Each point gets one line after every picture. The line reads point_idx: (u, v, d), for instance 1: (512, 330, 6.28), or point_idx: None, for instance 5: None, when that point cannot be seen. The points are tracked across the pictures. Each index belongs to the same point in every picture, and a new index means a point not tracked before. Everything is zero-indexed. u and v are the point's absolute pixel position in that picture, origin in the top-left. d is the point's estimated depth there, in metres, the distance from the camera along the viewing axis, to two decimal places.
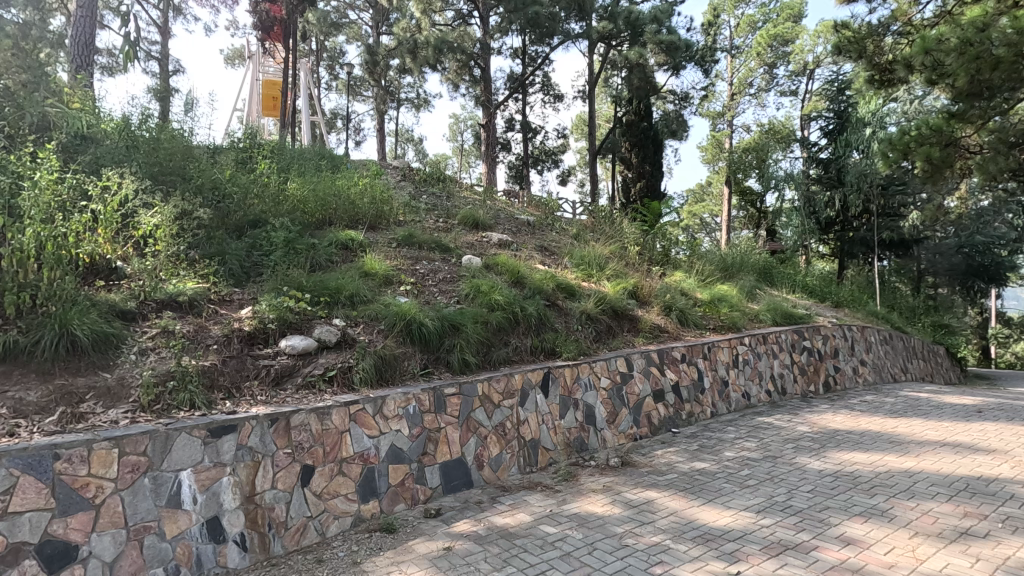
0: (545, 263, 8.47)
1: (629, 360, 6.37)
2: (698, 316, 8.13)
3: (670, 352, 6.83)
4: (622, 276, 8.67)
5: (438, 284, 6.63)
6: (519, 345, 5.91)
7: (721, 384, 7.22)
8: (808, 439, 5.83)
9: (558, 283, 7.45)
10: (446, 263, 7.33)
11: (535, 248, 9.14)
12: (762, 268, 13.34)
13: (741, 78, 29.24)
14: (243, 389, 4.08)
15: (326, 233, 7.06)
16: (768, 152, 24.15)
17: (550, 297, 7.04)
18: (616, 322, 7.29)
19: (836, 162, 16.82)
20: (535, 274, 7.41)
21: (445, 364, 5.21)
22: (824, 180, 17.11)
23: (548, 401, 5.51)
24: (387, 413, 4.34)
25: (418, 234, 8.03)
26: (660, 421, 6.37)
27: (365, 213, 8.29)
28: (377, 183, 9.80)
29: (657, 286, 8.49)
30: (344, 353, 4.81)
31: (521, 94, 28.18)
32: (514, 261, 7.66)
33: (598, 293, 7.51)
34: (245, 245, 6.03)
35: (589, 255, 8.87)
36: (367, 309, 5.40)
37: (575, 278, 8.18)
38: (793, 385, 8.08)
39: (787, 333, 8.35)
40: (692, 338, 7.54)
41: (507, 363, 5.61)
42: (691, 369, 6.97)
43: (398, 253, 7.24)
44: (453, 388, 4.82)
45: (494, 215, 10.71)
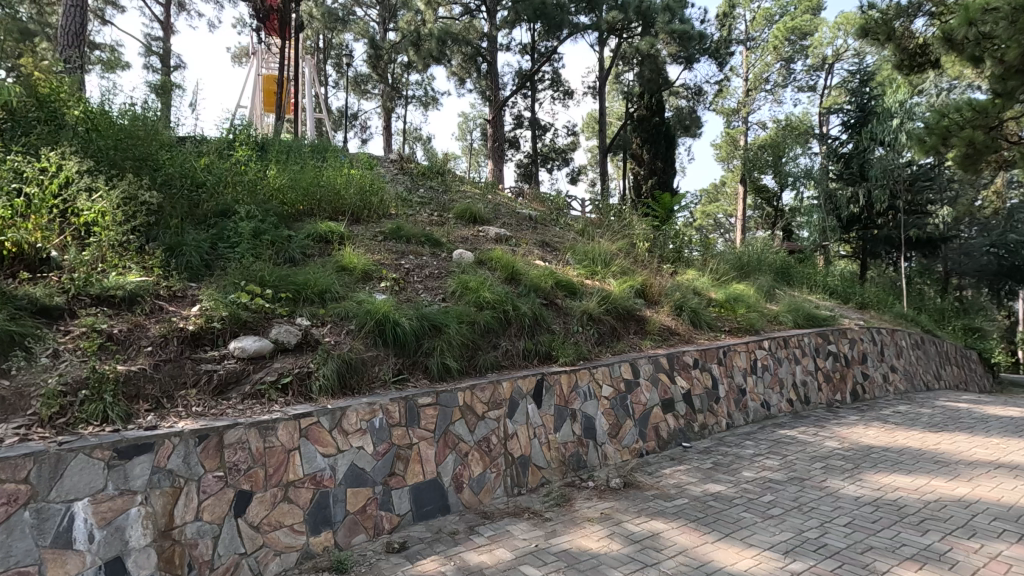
0: (545, 259, 7.83)
1: (635, 366, 5.69)
2: (711, 317, 7.44)
3: (681, 357, 6.14)
4: (629, 273, 7.99)
5: (423, 280, 6.02)
6: (510, 348, 5.27)
7: (738, 393, 6.51)
8: (839, 458, 5.11)
9: (557, 280, 6.80)
10: (434, 258, 6.71)
11: (535, 243, 8.49)
12: (781, 267, 12.54)
13: (757, 73, 28.34)
14: (175, 399, 3.49)
15: (303, 224, 6.46)
16: (785, 148, 23.27)
17: (548, 296, 6.39)
18: (621, 323, 6.62)
19: (859, 156, 15.97)
20: (533, 271, 6.77)
21: (423, 369, 4.58)
22: (845, 176, 16.27)
23: (541, 412, 4.86)
24: (347, 428, 3.73)
25: (407, 227, 7.42)
26: (670, 434, 5.69)
27: (352, 204, 7.71)
28: (368, 174, 9.22)
29: (667, 284, 7.81)
30: (304, 356, 4.20)
31: (530, 90, 27.55)
32: (510, 256, 7.03)
33: (601, 291, 6.84)
34: (208, 236, 5.44)
35: (594, 251, 8.22)
36: (337, 307, 4.79)
37: (577, 276, 7.51)
38: (817, 393, 7.35)
39: (810, 337, 7.62)
40: (705, 341, 6.84)
41: (495, 368, 4.97)
42: (704, 375, 6.27)
43: (383, 247, 6.64)
44: (429, 398, 4.19)
45: (493, 209, 10.09)
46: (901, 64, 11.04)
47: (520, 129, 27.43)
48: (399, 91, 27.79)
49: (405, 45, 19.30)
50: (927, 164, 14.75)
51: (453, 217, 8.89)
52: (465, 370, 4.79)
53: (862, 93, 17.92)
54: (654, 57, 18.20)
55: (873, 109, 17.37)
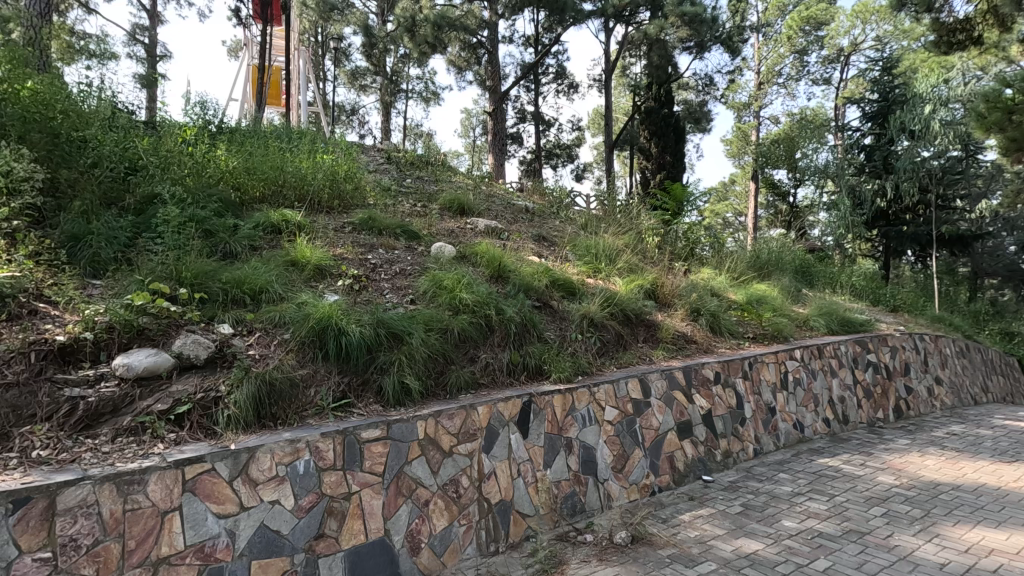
0: (541, 254, 6.82)
1: (644, 383, 4.70)
2: (732, 321, 6.43)
3: (700, 372, 5.13)
4: (637, 271, 6.98)
5: (391, 278, 5.04)
6: (492, 361, 4.29)
7: (766, 413, 5.49)
8: (901, 502, 4.10)
9: (553, 279, 5.81)
10: (409, 252, 5.74)
11: (531, 238, 7.49)
12: (803, 267, 11.46)
13: (770, 65, 27.22)
14: (11, 441, 2.53)
15: (252, 214, 5.51)
16: (801, 142, 22.11)
17: (540, 297, 5.41)
18: (628, 329, 5.62)
19: (883, 148, 14.91)
20: (525, 267, 5.78)
21: (376, 391, 3.60)
22: (868, 169, 15.19)
23: (527, 444, 3.87)
24: (256, 476, 2.76)
25: (381, 217, 6.45)
26: (687, 465, 4.68)
27: (320, 191, 6.73)
28: (347, 160, 8.25)
29: (681, 283, 6.78)
30: (215, 377, 3.22)
31: (532, 83, 26.52)
32: (499, 250, 6.04)
33: (605, 291, 5.85)
34: (126, 222, 4.49)
35: (597, 246, 7.22)
36: (271, 312, 3.82)
37: (577, 274, 6.52)
38: (857, 411, 6.31)
39: (847, 345, 6.59)
40: (727, 351, 5.82)
41: (470, 387, 3.99)
42: (728, 393, 5.26)
43: (350, 240, 5.68)
44: (376, 431, 3.21)
45: (486, 201, 9.09)
46: (938, 41, 10.00)
47: (523, 123, 26.41)
48: (397, 85, 26.86)
49: (399, 33, 18.32)
50: (959, 156, 13.65)
51: (440, 209, 7.91)
52: (431, 392, 3.82)
53: (883, 83, 16.83)
54: (662, 43, 17.15)
55: (897, 98, 16.28)
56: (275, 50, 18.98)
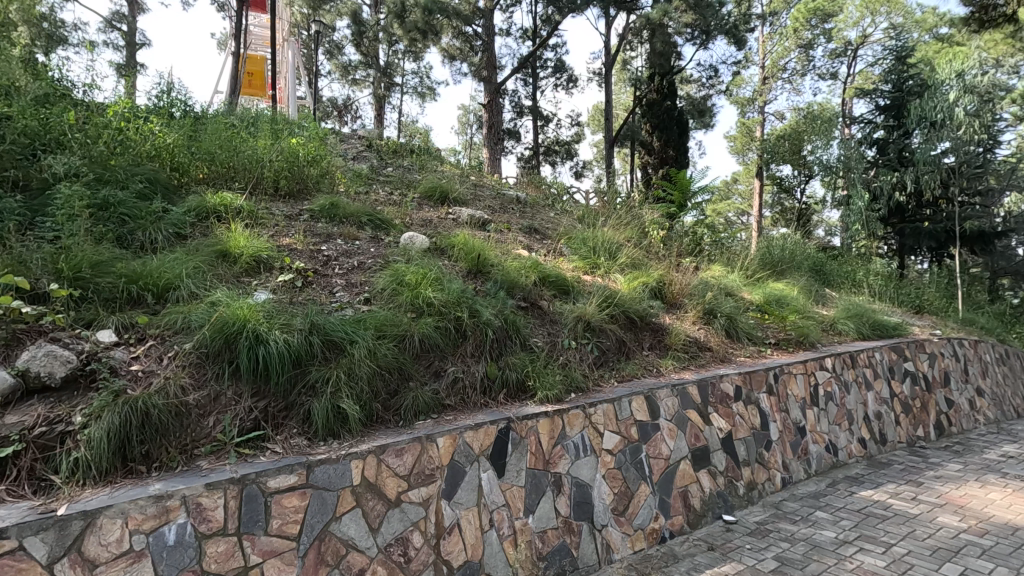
0: (531, 248, 5.95)
1: (651, 401, 3.85)
2: (751, 325, 5.58)
3: (717, 387, 4.29)
4: (641, 267, 6.11)
5: (345, 273, 4.18)
6: (462, 375, 3.43)
7: (795, 434, 4.64)
8: (978, 557, 3.26)
9: (542, 275, 4.94)
10: (373, 243, 4.88)
11: (520, 230, 6.61)
12: (818, 266, 10.56)
13: (775, 59, 26.33)
14: None
15: (187, 196, 4.65)
16: (809, 137, 21.24)
17: (526, 295, 4.56)
18: (631, 334, 4.77)
19: (897, 143, 14.36)
20: (510, 261, 4.93)
21: (303, 417, 2.75)
22: (881, 164, 14.59)
23: (502, 484, 3.01)
24: (97, 554, 1.91)
25: (347, 203, 5.60)
26: (704, 502, 3.82)
27: (276, 174, 5.85)
28: (316, 144, 7.39)
29: (692, 281, 5.91)
30: (71, 403, 2.37)
31: (530, 76, 25.66)
32: (480, 241, 5.17)
33: (603, 289, 5.00)
34: (14, 204, 3.64)
35: (595, 239, 6.37)
36: (173, 314, 2.97)
37: (572, 270, 5.65)
38: (895, 430, 5.46)
39: (882, 352, 5.73)
40: (747, 360, 4.97)
41: (432, 410, 3.14)
42: (750, 411, 4.41)
43: (303, 230, 4.82)
44: (290, 478, 2.36)
45: (474, 191, 8.20)
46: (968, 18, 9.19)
47: (520, 118, 25.50)
48: (391, 78, 26.00)
49: (389, 20, 17.39)
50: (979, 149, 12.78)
51: (418, 198, 7.04)
52: (380, 418, 2.96)
53: (896, 73, 16.01)
54: (665, 31, 16.29)
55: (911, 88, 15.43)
56: (261, 39, 18.12)
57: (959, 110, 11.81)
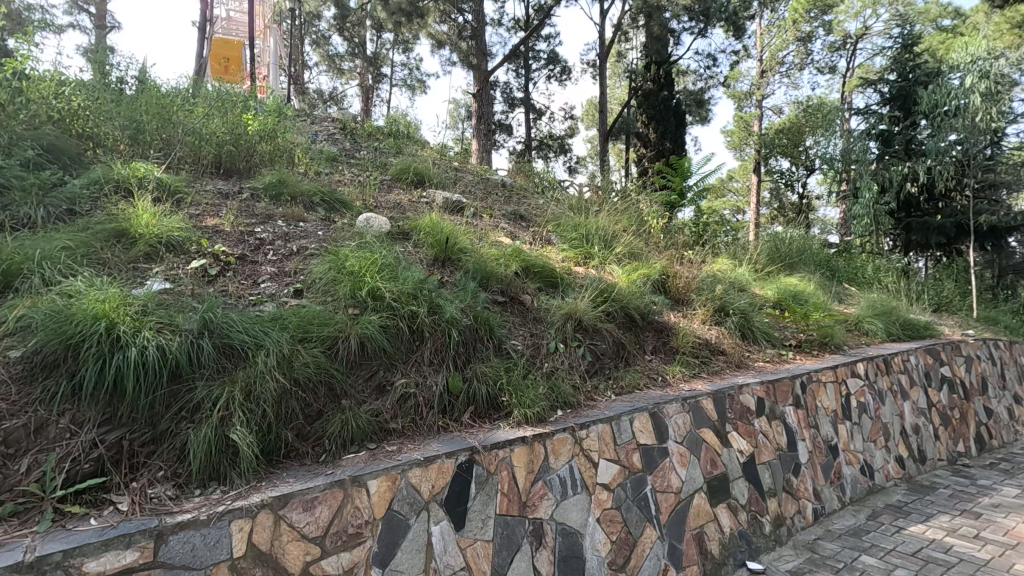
0: (514, 236, 5.15)
1: (657, 419, 3.08)
2: (768, 324, 4.82)
3: (736, 399, 3.53)
4: (641, 258, 5.34)
5: (277, 261, 3.37)
6: (415, 389, 2.64)
7: (826, 454, 3.87)
8: None
9: (525, 265, 4.16)
10: (321, 225, 4.07)
11: (503, 216, 5.83)
12: (828, 261, 9.77)
13: (773, 52, 25.58)
14: None
15: (94, 165, 3.79)
16: (809, 130, 20.53)
17: (505, 288, 3.77)
18: (631, 334, 3.99)
19: (903, 134, 13.42)
20: (487, 248, 4.14)
21: (172, 454, 1.95)
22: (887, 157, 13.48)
23: (461, 540, 2.23)
24: None
25: (300, 181, 4.79)
26: (724, 547, 3.05)
27: (217, 147, 5.00)
28: (273, 120, 6.53)
29: (699, 274, 5.14)
30: None
31: (522, 67, 24.80)
32: (451, 225, 4.38)
33: (597, 281, 4.23)
34: None
35: (589, 226, 5.58)
36: (6, 308, 2.17)
37: (561, 261, 4.86)
38: (934, 445, 4.72)
39: (918, 355, 4.98)
40: (766, 366, 4.21)
41: (368, 438, 2.35)
42: (775, 429, 3.65)
43: (235, 209, 4.00)
44: (124, 557, 1.56)
45: (453, 175, 7.36)
46: None
47: (511, 110, 24.63)
48: (379, 69, 25.04)
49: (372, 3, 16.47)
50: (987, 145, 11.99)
51: (387, 181, 6.21)
52: (293, 452, 2.17)
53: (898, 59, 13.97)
54: (663, 14, 15.47)
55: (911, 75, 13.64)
56: (239, 23, 17.18)
57: (977, 95, 10.98)
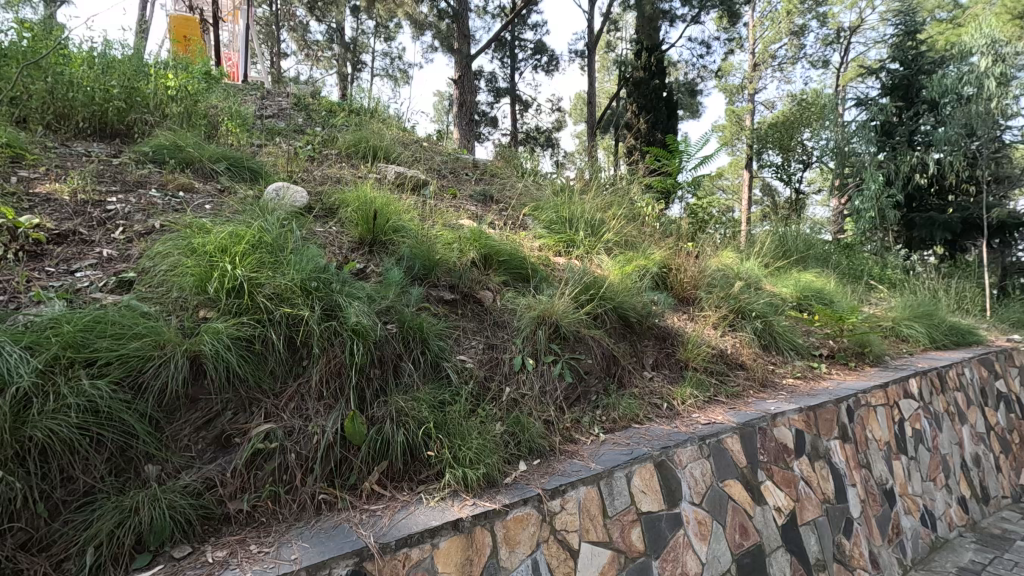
0: (480, 219, 4.15)
1: (664, 472, 2.11)
2: (795, 330, 3.88)
3: (770, 436, 2.57)
4: (635, 248, 4.37)
5: (121, 240, 2.35)
6: (284, 439, 1.64)
7: (882, 503, 2.93)
8: None
9: (488, 252, 3.16)
10: (214, 195, 3.04)
11: (470, 198, 4.82)
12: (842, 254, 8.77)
13: (765, 45, 24.57)
14: None
15: None
16: (806, 124, 19.63)
17: (456, 283, 2.77)
18: (626, 343, 3.03)
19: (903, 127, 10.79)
20: (436, 230, 3.14)
21: None
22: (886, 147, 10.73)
23: None
24: None
25: (202, 145, 3.72)
26: None
27: (99, 102, 3.94)
28: (195, 83, 5.41)
29: (707, 267, 4.19)
30: None
31: (507, 57, 23.65)
32: (391, 199, 3.36)
33: (582, 273, 3.25)
34: None
35: (572, 209, 4.56)
36: None
37: (537, 250, 3.87)
38: (997, 479, 3.81)
39: (973, 368, 4.07)
40: (799, 384, 3.26)
41: (175, 540, 1.36)
42: (819, 473, 2.70)
43: (93, 173, 2.96)
44: None
45: (416, 152, 6.26)
46: None
47: (496, 101, 23.47)
48: (358, 57, 23.78)
49: None
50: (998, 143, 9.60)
51: (331, 154, 5.14)
52: None
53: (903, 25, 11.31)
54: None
55: (912, 51, 11.03)
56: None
57: (993, 81, 8.93)
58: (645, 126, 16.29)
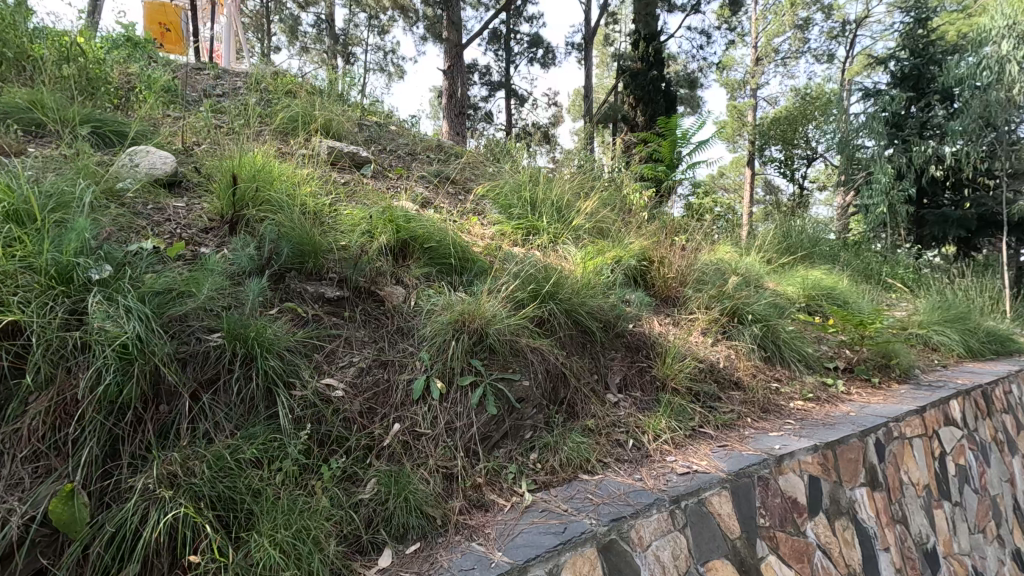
0: (423, 201, 3.41)
1: (610, 565, 1.39)
2: (803, 337, 3.15)
3: (773, 489, 1.85)
4: (611, 237, 3.63)
5: None
6: None
7: (923, 570, 2.21)
8: None
9: (406, 237, 2.43)
10: (47, 157, 2.32)
11: (420, 179, 4.07)
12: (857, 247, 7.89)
13: (769, 38, 23.55)
14: None
15: None
16: (809, 118, 18.65)
17: (346, 275, 2.04)
18: (582, 357, 2.31)
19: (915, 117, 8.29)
20: (336, 209, 2.41)
21: None
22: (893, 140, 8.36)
23: None
24: None
25: (65, 102, 2.97)
26: None
27: None
28: (110, 50, 4.64)
29: (698, 260, 3.46)
30: None
31: (500, 48, 22.71)
32: (290, 168, 2.62)
33: (533, 264, 2.53)
34: None
35: (537, 191, 3.79)
36: None
37: (487, 239, 3.16)
38: None
39: (1020, 384, 3.34)
40: (811, 408, 2.53)
41: None
42: (840, 538, 1.98)
43: None
44: None
45: (372, 130, 5.46)
46: None
47: (489, 96, 22.56)
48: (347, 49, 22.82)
49: None
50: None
51: (259, 121, 4.34)
52: None
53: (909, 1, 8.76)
54: None
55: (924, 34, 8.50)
56: None
57: (1016, 63, 6.63)
58: (641, 119, 15.39)
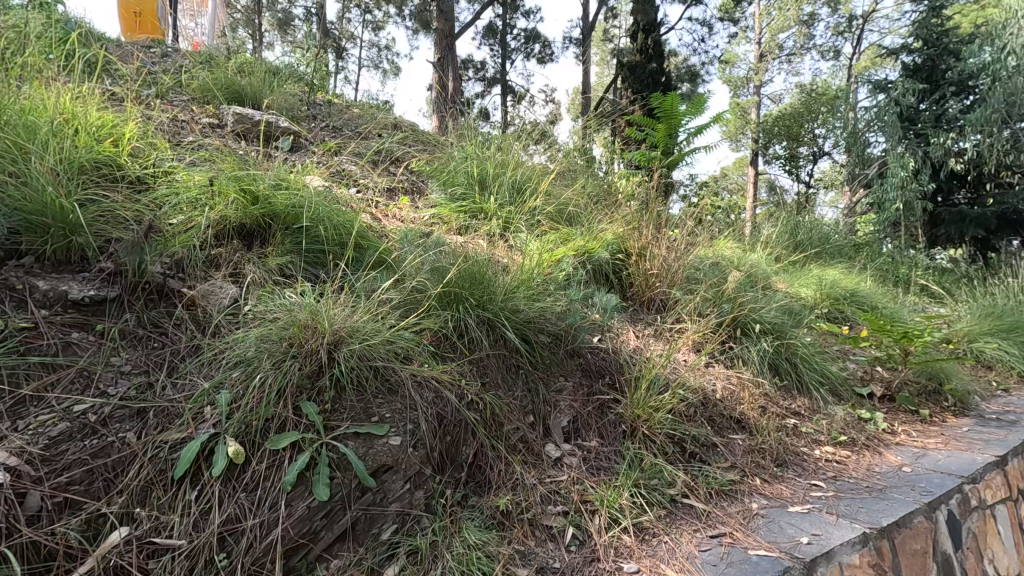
0: (339, 175, 2.67)
1: None
2: (827, 356, 2.38)
3: None
4: (582, 223, 2.86)
5: None
6: None
7: None
8: None
9: (262, 214, 1.67)
10: None
11: (350, 153, 3.31)
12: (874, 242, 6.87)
13: (772, 33, 22.71)
14: None
15: None
16: (815, 114, 17.87)
17: (123, 265, 1.30)
18: (510, 387, 1.55)
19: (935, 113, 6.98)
20: (160, 177, 1.69)
21: None
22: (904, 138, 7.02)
23: None
24: None
25: None
26: None
27: None
28: None
29: (691, 253, 2.69)
30: None
31: (495, 43, 21.88)
32: (126, 119, 1.90)
33: (452, 250, 1.78)
34: None
35: (491, 164, 3.02)
36: None
37: (415, 224, 2.43)
38: None
39: None
40: (847, 459, 1.78)
41: None
42: None
43: None
44: None
45: (322, 103, 4.70)
46: None
47: (485, 92, 21.80)
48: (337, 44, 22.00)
49: None
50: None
51: (163, 82, 3.56)
52: None
53: None
54: None
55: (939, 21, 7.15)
56: None
57: None
58: None
